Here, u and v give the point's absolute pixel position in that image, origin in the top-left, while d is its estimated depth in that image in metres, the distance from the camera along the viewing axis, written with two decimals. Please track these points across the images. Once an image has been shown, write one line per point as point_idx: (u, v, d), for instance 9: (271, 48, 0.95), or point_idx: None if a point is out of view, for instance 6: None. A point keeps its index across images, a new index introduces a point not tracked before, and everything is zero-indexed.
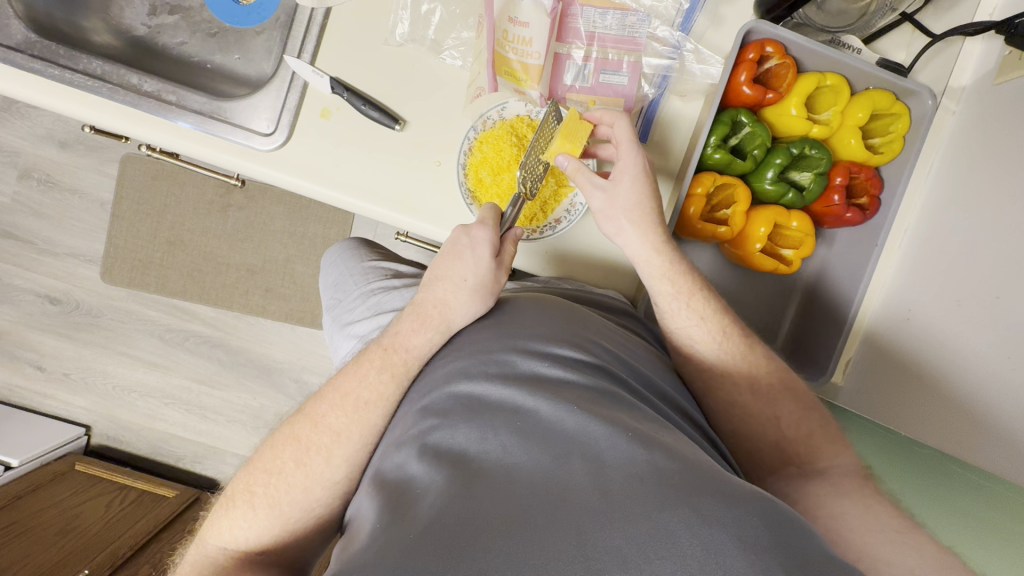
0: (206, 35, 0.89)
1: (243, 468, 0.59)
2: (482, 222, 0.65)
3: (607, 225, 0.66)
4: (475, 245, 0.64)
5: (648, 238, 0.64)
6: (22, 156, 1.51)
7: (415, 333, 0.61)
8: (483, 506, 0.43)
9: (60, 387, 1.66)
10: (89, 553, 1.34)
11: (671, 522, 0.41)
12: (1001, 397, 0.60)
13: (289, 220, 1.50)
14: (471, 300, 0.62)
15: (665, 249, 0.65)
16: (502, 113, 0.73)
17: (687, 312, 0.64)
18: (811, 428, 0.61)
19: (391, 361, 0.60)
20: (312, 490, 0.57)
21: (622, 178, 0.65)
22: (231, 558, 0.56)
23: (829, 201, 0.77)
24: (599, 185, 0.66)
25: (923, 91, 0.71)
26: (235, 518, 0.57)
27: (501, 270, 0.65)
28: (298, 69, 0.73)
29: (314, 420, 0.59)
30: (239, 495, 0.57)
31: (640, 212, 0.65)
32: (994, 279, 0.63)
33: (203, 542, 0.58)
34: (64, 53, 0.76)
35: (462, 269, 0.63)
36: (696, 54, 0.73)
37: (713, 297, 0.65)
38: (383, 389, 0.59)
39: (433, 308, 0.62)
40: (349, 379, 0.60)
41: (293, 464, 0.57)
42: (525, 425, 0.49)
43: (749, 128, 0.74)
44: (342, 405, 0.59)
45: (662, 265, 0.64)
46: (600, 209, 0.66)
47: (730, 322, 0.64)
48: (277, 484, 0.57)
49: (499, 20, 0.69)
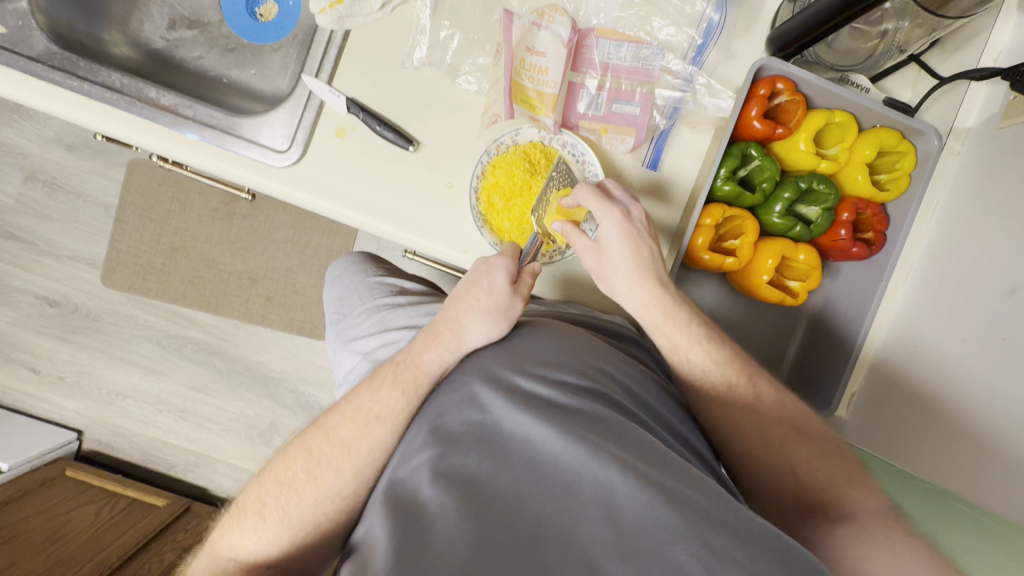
0: (224, 50, 0.90)
1: (254, 480, 0.59)
2: (501, 253, 0.67)
3: (602, 283, 0.69)
4: (492, 271, 0.65)
5: (639, 291, 0.66)
6: (28, 158, 1.51)
7: (427, 348, 0.60)
8: (493, 532, 0.43)
9: (53, 390, 1.65)
10: (76, 562, 1.31)
11: (683, 556, 0.41)
12: (1004, 437, 0.60)
13: (294, 230, 1.52)
14: (484, 321, 0.62)
15: (660, 301, 0.66)
16: (515, 138, 0.74)
17: (685, 356, 0.65)
18: (830, 471, 0.58)
19: (402, 377, 0.59)
20: (321, 503, 0.56)
21: (608, 244, 0.67)
22: (239, 568, 0.56)
23: (835, 236, 0.78)
24: (589, 248, 0.69)
25: (929, 131, 0.71)
26: (246, 529, 0.56)
27: (518, 297, 0.64)
28: (315, 89, 0.74)
29: (326, 433, 0.59)
30: (250, 505, 0.57)
31: (631, 267, 0.66)
32: (999, 321, 0.63)
33: (214, 552, 0.58)
34: (83, 64, 0.76)
35: (477, 292, 0.63)
36: (708, 88, 0.74)
37: (720, 348, 0.65)
38: (394, 405, 0.59)
39: (447, 325, 0.62)
40: (360, 393, 0.60)
41: (304, 476, 0.57)
42: (534, 457, 0.48)
43: (758, 162, 0.75)
44: (354, 418, 0.58)
45: (659, 316, 0.66)
46: (593, 269, 0.69)
47: (738, 370, 0.64)
48: (287, 496, 0.56)
49: (517, 49, 0.70)
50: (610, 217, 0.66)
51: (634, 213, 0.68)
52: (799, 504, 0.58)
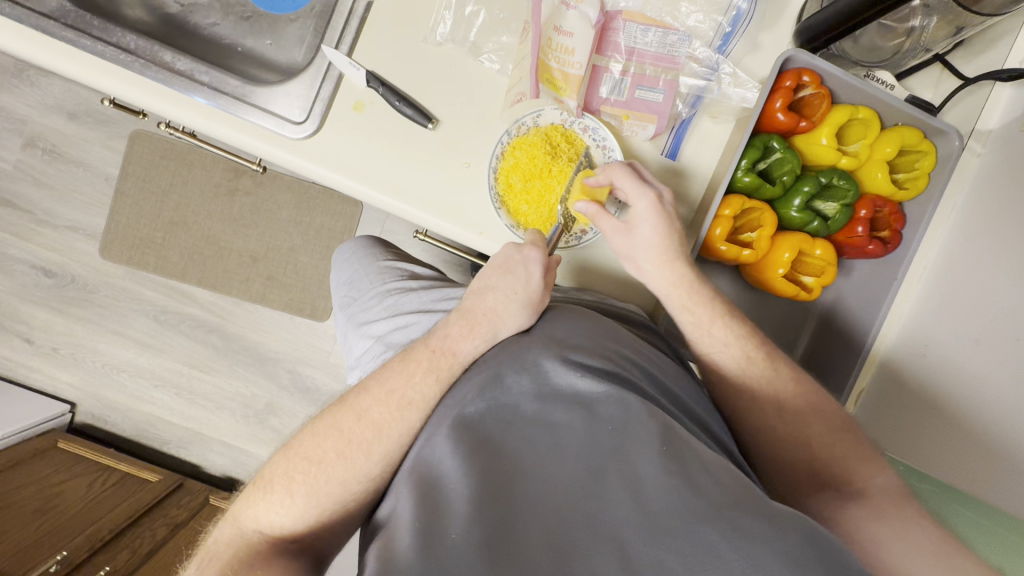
0: (239, 18, 0.88)
1: (281, 452, 0.58)
2: (531, 242, 0.67)
3: (630, 265, 0.69)
4: (528, 262, 0.65)
5: (669, 271, 0.67)
6: (29, 124, 1.48)
7: (464, 338, 0.60)
8: (518, 510, 0.43)
9: (47, 361, 1.63)
10: (61, 538, 1.29)
11: (711, 537, 0.41)
12: (1012, 438, 0.61)
13: (297, 209, 1.50)
14: (521, 313, 0.62)
15: (686, 281, 0.66)
16: (537, 120, 0.74)
17: (706, 330, 0.66)
18: (845, 460, 0.59)
19: (438, 364, 0.59)
20: (350, 483, 0.56)
21: (639, 224, 0.67)
22: (264, 542, 0.55)
23: (852, 232, 0.78)
24: (619, 230, 0.68)
25: (951, 131, 0.72)
26: (273, 503, 0.55)
27: (548, 288, 0.65)
28: (334, 60, 0.72)
29: (358, 413, 0.57)
30: (277, 479, 0.56)
31: (662, 250, 0.67)
32: (1013, 323, 0.64)
33: (236, 522, 0.56)
34: (97, 24, 0.74)
35: (513, 282, 0.63)
36: (733, 77, 0.73)
37: (738, 322, 0.66)
38: (427, 392, 0.58)
39: (483, 316, 0.61)
40: (394, 376, 0.58)
41: (334, 455, 0.56)
42: (555, 440, 0.47)
43: (779, 155, 0.74)
44: (386, 402, 0.57)
45: (684, 295, 0.66)
46: (620, 251, 0.69)
47: (756, 347, 0.65)
48: (317, 473, 0.55)
49: (544, 28, 0.68)
50: (644, 199, 0.66)
51: (666, 196, 0.68)
52: (822, 495, 0.59)
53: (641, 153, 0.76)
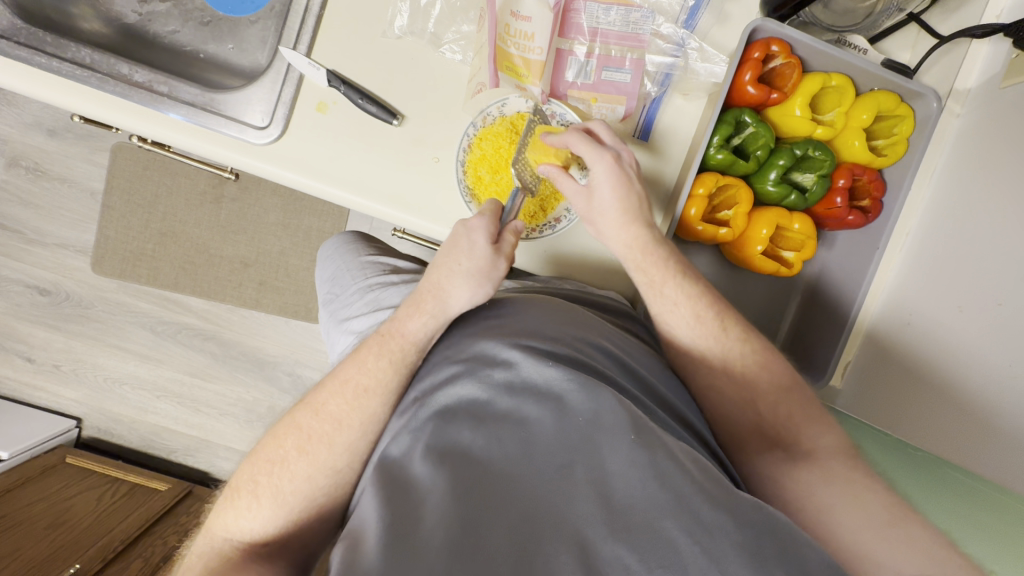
0: (200, 23, 0.86)
1: (246, 460, 0.60)
2: (481, 212, 0.65)
3: (591, 227, 0.68)
4: (472, 232, 0.63)
5: (625, 232, 0.65)
6: (9, 144, 1.47)
7: (411, 318, 0.60)
8: (484, 512, 0.43)
9: (50, 378, 1.64)
10: (80, 547, 1.32)
11: (675, 532, 0.41)
12: (1001, 406, 0.60)
13: (284, 212, 1.49)
14: (466, 284, 0.61)
15: (642, 241, 0.65)
16: (502, 109, 0.72)
17: (659, 291, 0.64)
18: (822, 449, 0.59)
19: (389, 348, 0.60)
20: (315, 478, 0.57)
21: (598, 185, 0.65)
22: (235, 548, 0.56)
23: (831, 203, 0.77)
24: (577, 194, 0.67)
25: (929, 93, 0.70)
26: (241, 509, 0.57)
27: (501, 257, 0.64)
28: (293, 61, 0.71)
29: (315, 408, 0.59)
30: (243, 485, 0.58)
31: (618, 211, 0.65)
32: (993, 288, 0.63)
33: (210, 533, 0.58)
34: (51, 40, 0.73)
35: (457, 255, 0.62)
36: (700, 52, 0.72)
37: (689, 280, 0.64)
38: (382, 375, 0.59)
39: (429, 294, 0.61)
40: (348, 367, 0.60)
41: (296, 452, 0.57)
42: (527, 431, 0.48)
43: (752, 129, 0.73)
44: (342, 392, 0.59)
45: (639, 256, 0.65)
46: (582, 212, 0.68)
47: (708, 306, 0.63)
48: (279, 473, 0.57)
49: (501, 14, 0.67)
50: (601, 162, 0.64)
51: (626, 157, 0.66)
52: (772, 460, 0.59)
53: (612, 136, 0.75)
